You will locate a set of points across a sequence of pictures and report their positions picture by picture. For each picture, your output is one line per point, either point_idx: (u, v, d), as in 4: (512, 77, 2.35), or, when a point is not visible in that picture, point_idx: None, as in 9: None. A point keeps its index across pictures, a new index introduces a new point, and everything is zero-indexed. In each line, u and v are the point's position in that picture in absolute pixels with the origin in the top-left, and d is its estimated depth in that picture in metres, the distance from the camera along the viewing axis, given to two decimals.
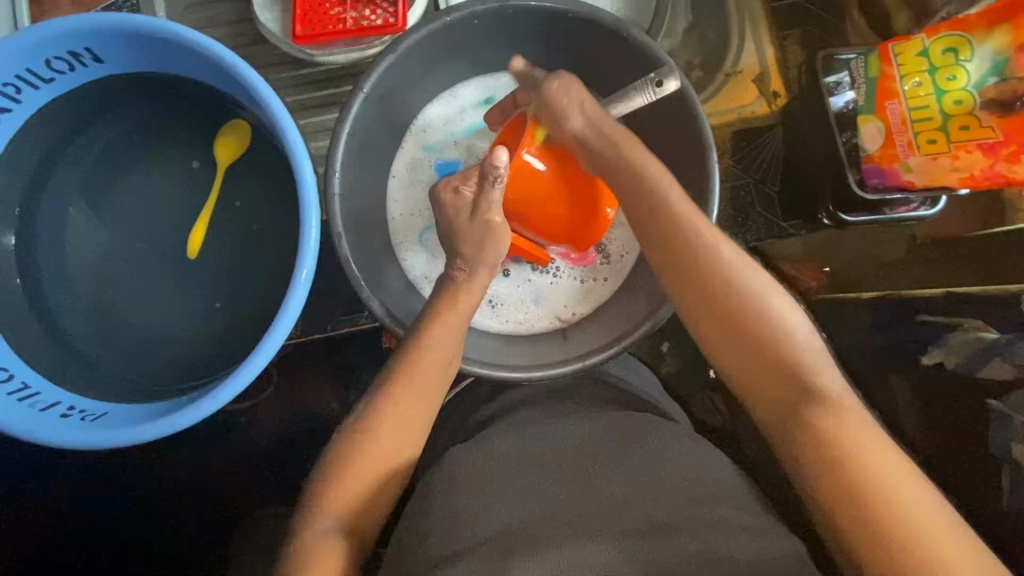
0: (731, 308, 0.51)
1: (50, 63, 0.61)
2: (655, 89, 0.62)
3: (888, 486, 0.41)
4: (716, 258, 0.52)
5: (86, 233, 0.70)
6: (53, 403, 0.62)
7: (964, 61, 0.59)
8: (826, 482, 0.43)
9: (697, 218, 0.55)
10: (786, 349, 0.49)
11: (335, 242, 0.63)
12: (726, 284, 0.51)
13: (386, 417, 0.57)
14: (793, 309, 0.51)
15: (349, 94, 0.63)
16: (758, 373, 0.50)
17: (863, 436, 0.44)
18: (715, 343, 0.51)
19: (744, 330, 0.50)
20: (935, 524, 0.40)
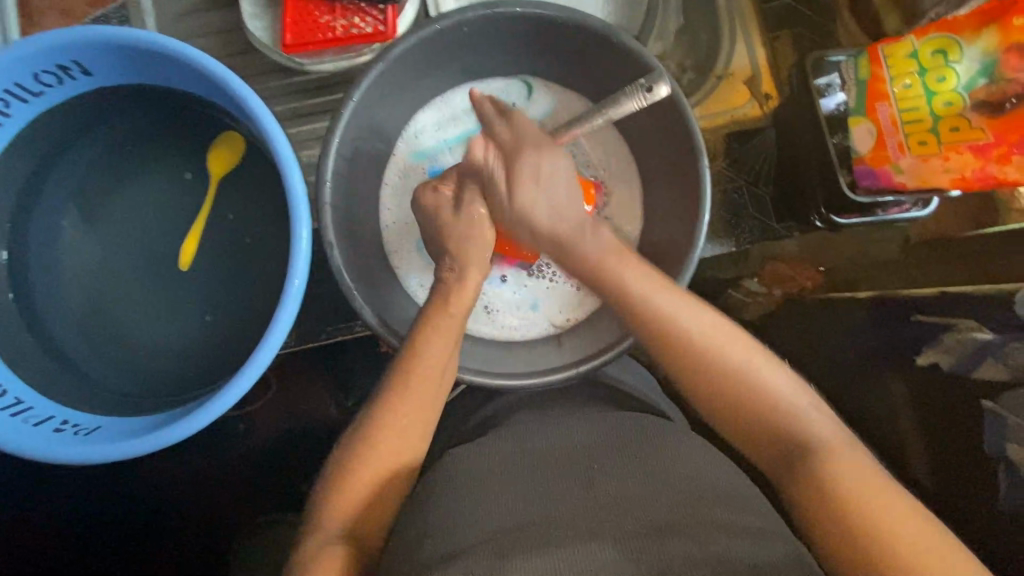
0: (713, 385, 0.54)
1: (38, 77, 0.61)
2: (646, 94, 0.62)
3: (886, 524, 0.45)
4: (692, 333, 0.55)
5: (78, 246, 0.69)
6: (47, 418, 0.62)
7: (954, 62, 0.60)
8: (830, 530, 0.46)
9: (654, 293, 0.56)
10: (772, 408, 0.53)
11: (327, 252, 0.63)
12: (707, 360, 0.55)
13: (385, 425, 0.57)
14: (773, 368, 0.55)
15: (339, 103, 0.63)
16: (754, 437, 0.54)
17: (856, 482, 0.47)
18: (712, 412, 0.55)
19: (732, 402, 0.54)
20: (935, 559, 0.42)
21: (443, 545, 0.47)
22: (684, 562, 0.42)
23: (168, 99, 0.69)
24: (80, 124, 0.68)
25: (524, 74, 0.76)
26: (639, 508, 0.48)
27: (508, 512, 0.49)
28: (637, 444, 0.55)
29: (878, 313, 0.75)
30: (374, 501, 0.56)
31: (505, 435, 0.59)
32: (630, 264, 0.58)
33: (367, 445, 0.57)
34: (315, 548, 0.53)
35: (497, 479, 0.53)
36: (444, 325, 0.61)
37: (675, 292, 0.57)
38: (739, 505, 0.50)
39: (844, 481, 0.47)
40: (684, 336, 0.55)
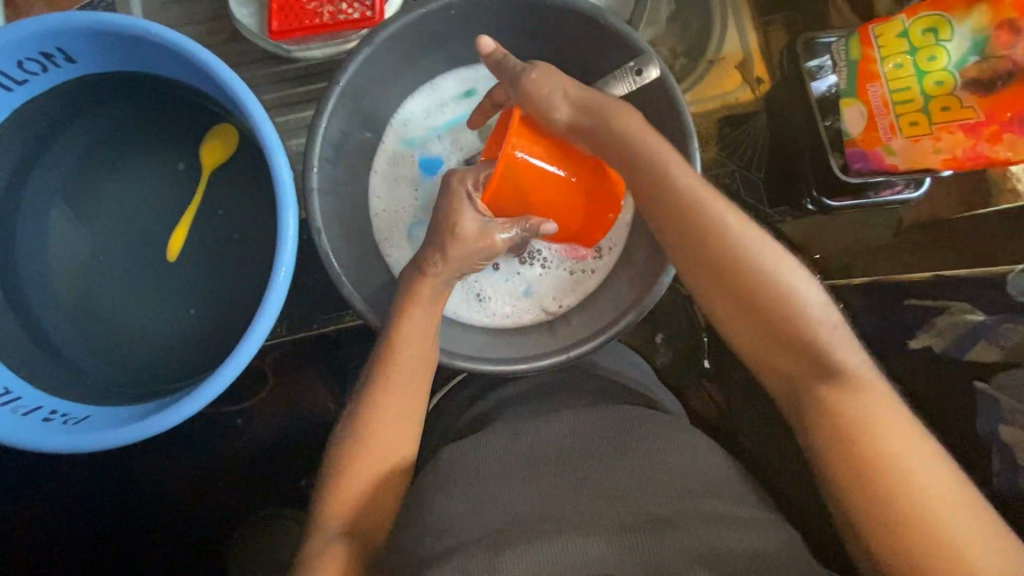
0: (743, 292, 0.51)
1: (22, 64, 0.60)
2: (635, 78, 0.62)
3: (895, 460, 0.44)
4: (728, 232, 0.52)
5: (68, 237, 0.69)
6: (35, 408, 0.61)
7: (944, 41, 0.59)
8: (845, 462, 0.45)
9: (707, 205, 0.53)
10: (803, 323, 0.49)
11: (315, 238, 0.62)
12: (740, 266, 0.51)
13: (371, 423, 0.57)
14: (809, 284, 0.51)
15: (325, 89, 0.62)
16: (777, 345, 0.50)
17: (880, 416, 0.46)
18: (734, 323, 0.52)
19: (762, 311, 0.50)
20: (944, 496, 0.42)
21: (439, 542, 0.47)
22: (677, 559, 0.42)
23: (154, 88, 0.68)
24: (66, 112, 0.68)
25: (513, 59, 0.76)
26: (633, 504, 0.48)
27: (500, 509, 0.49)
28: (627, 439, 0.55)
29: (872, 302, 0.75)
30: (377, 491, 0.56)
31: (497, 427, 0.59)
32: (675, 166, 0.56)
33: (356, 442, 0.57)
34: (319, 546, 0.53)
35: (488, 473, 0.52)
36: (424, 316, 0.60)
37: (720, 198, 0.54)
38: (735, 496, 0.50)
39: (866, 413, 0.46)
40: (728, 241, 0.52)
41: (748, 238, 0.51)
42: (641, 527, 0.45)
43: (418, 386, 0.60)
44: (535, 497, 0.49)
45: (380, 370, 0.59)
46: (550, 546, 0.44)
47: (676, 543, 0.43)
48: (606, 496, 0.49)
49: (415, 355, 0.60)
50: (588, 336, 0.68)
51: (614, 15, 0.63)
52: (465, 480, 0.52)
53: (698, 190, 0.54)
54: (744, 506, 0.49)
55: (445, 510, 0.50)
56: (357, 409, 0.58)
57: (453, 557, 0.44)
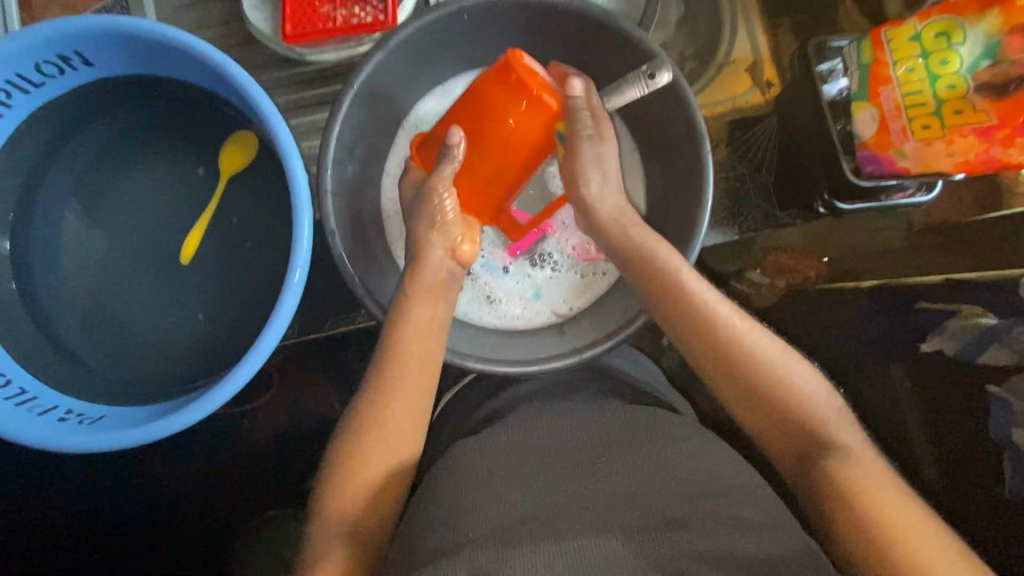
0: (748, 375, 0.55)
1: (40, 67, 0.61)
2: (647, 82, 0.61)
3: (894, 523, 0.45)
4: (731, 321, 0.57)
5: (84, 237, 0.70)
6: (51, 408, 0.62)
7: (957, 45, 0.59)
8: (845, 526, 0.47)
9: (710, 299, 0.58)
10: (799, 406, 0.54)
11: (328, 238, 0.63)
12: (747, 349, 0.56)
13: (386, 395, 0.58)
14: (807, 373, 0.56)
15: (339, 92, 0.63)
16: (780, 434, 0.54)
17: (871, 486, 0.48)
18: (740, 409, 0.56)
19: (767, 399, 0.54)
20: (936, 553, 0.43)
21: (447, 537, 0.47)
22: (695, 561, 0.42)
23: (169, 91, 0.69)
24: (82, 115, 0.68)
25: None
26: (642, 505, 0.47)
27: (508, 505, 0.49)
28: (643, 434, 0.55)
29: (879, 301, 0.75)
30: (376, 498, 0.56)
31: (510, 424, 0.59)
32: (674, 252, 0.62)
33: (359, 442, 0.57)
34: (321, 547, 0.54)
35: (499, 474, 0.52)
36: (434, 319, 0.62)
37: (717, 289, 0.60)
38: (749, 499, 0.50)
39: (856, 480, 0.48)
40: (727, 329, 0.56)
41: (747, 328, 0.57)
42: (658, 529, 0.45)
43: (425, 384, 0.59)
44: (549, 498, 0.49)
45: (390, 353, 0.59)
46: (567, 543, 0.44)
47: (687, 544, 0.43)
48: (620, 497, 0.49)
49: (425, 354, 0.60)
50: (598, 337, 0.68)
51: (627, 19, 0.64)
52: (475, 476, 0.52)
53: (696, 281, 0.60)
54: (755, 507, 0.49)
55: (457, 509, 0.49)
56: (361, 408, 0.58)
57: (460, 552, 0.44)
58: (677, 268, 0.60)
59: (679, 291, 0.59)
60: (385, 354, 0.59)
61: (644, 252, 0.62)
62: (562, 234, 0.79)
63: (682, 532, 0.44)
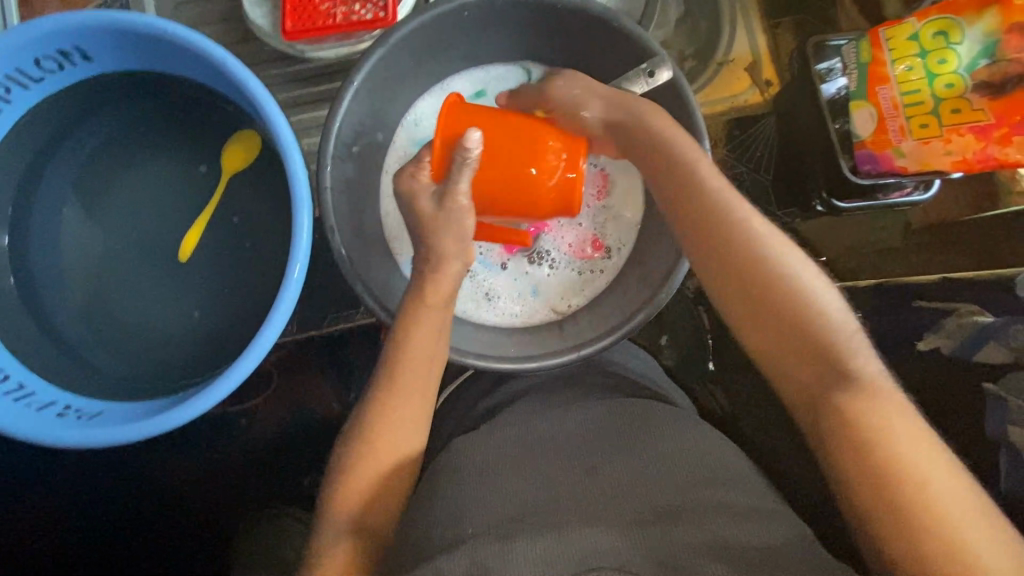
0: (772, 297, 0.50)
1: (40, 61, 0.61)
2: (647, 79, 0.65)
3: (914, 472, 0.42)
4: (751, 238, 0.53)
5: (83, 234, 0.70)
6: (49, 403, 0.62)
7: (955, 44, 0.59)
8: (863, 473, 0.43)
9: (744, 223, 0.53)
10: (825, 330, 0.49)
11: (328, 235, 0.63)
12: (772, 269, 0.51)
13: (391, 403, 0.58)
14: (834, 297, 0.51)
15: (339, 89, 0.63)
16: (797, 357, 0.49)
17: (899, 427, 0.44)
18: (749, 327, 0.52)
19: (790, 317, 0.49)
20: (962, 509, 0.40)
21: (449, 531, 0.47)
22: (698, 552, 0.42)
23: (170, 87, 0.69)
24: (81, 111, 0.68)
25: (523, 60, 0.76)
26: (644, 500, 0.47)
27: (509, 499, 0.49)
28: (643, 430, 0.55)
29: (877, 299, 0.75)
30: (385, 493, 0.57)
31: (509, 422, 0.59)
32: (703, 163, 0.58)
33: (368, 439, 0.57)
34: (327, 541, 0.54)
35: (499, 469, 0.52)
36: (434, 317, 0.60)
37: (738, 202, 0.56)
38: (750, 489, 0.50)
39: (885, 421, 0.44)
40: (742, 246, 0.52)
41: (771, 245, 0.52)
42: (659, 521, 0.45)
43: (428, 379, 0.60)
44: (548, 492, 0.49)
45: (389, 363, 0.59)
46: (568, 534, 0.43)
47: (690, 537, 0.43)
48: (620, 490, 0.49)
49: (427, 351, 0.60)
50: (596, 334, 0.69)
51: (627, 17, 0.64)
52: (477, 472, 0.52)
53: (723, 195, 0.56)
54: (757, 502, 0.49)
55: (457, 504, 0.49)
56: (369, 404, 0.59)
57: (461, 547, 0.44)
58: (703, 182, 0.57)
59: (724, 222, 0.55)
60: (393, 349, 0.60)
61: (681, 168, 0.58)
62: (558, 232, 0.78)
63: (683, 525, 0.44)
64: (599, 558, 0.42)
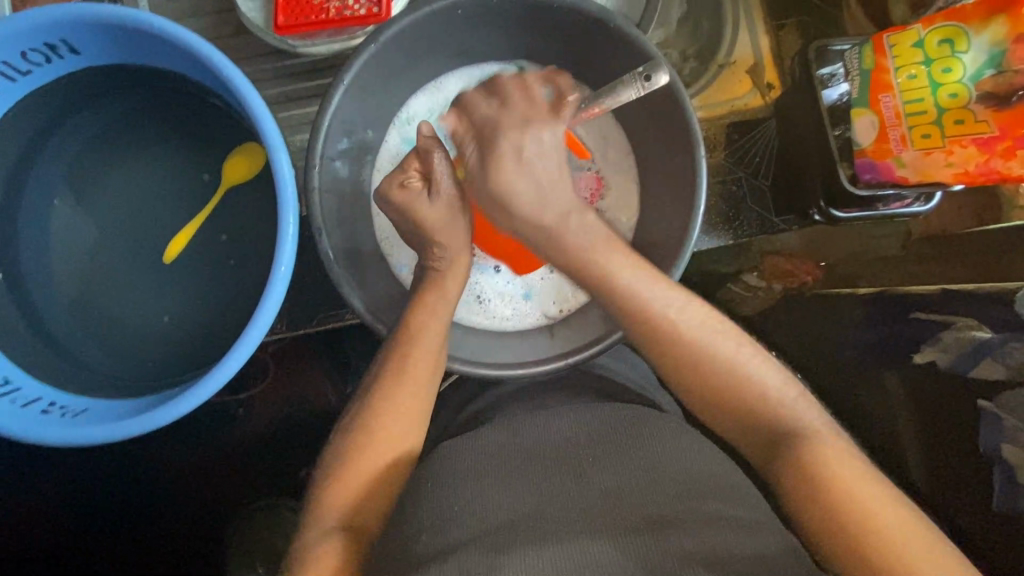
0: (709, 371, 0.54)
1: (26, 55, 0.60)
2: (644, 83, 0.59)
3: (867, 513, 0.44)
4: (669, 303, 0.55)
5: (72, 228, 0.69)
6: (34, 399, 0.62)
7: (960, 53, 0.58)
8: (814, 512, 0.46)
9: (681, 296, 0.56)
10: (760, 392, 0.53)
11: (315, 236, 0.62)
12: (689, 338, 0.54)
13: (389, 402, 0.58)
14: (762, 358, 0.55)
15: (329, 86, 0.62)
16: (738, 417, 0.53)
17: (841, 467, 0.47)
18: (690, 387, 0.55)
19: (732, 393, 0.53)
20: (915, 539, 0.42)
21: (436, 542, 0.47)
22: (684, 566, 0.41)
23: (160, 82, 0.68)
24: (70, 105, 0.68)
25: (519, 59, 0.74)
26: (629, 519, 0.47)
27: (497, 512, 0.48)
28: (631, 436, 0.54)
29: (876, 310, 0.74)
30: (383, 487, 0.57)
31: (490, 429, 0.58)
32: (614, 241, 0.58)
33: (369, 431, 0.57)
34: (316, 537, 0.53)
35: (493, 477, 0.52)
36: (438, 309, 0.63)
37: (637, 264, 0.57)
38: (737, 499, 0.49)
39: (834, 467, 0.47)
40: (667, 314, 0.55)
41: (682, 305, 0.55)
42: (646, 529, 0.45)
43: (432, 373, 0.60)
44: (540, 503, 0.49)
45: (392, 360, 0.60)
46: (557, 554, 0.43)
47: (677, 548, 0.43)
48: (608, 497, 0.49)
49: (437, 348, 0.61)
50: (587, 340, 0.68)
51: (625, 19, 0.62)
52: (465, 480, 0.52)
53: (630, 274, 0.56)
54: (746, 509, 0.49)
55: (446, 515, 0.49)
56: (372, 393, 0.59)
57: (448, 560, 0.44)
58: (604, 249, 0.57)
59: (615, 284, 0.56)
60: (402, 341, 0.60)
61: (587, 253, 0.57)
62: None
63: (668, 531, 0.44)
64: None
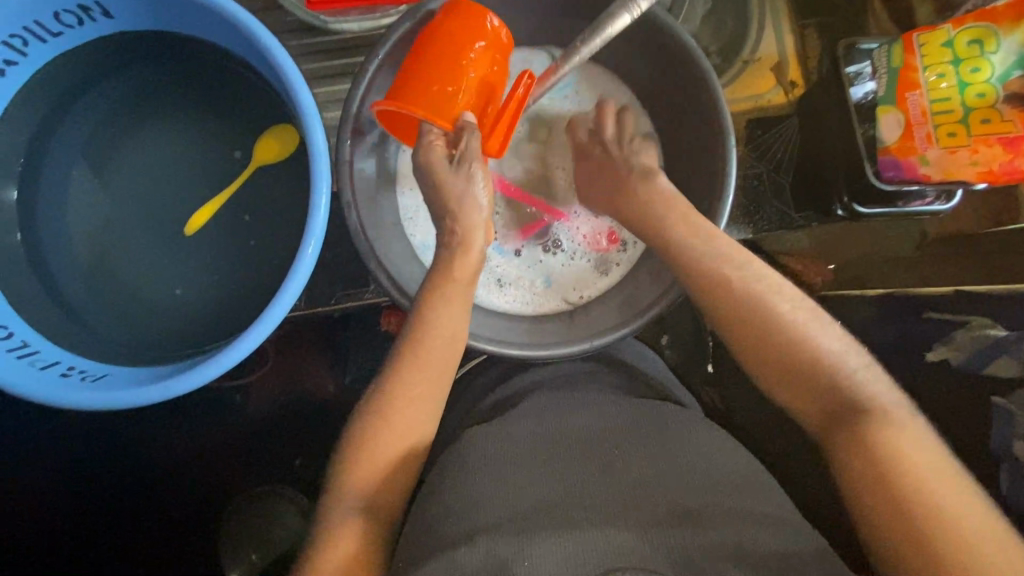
0: (776, 339, 0.54)
1: (59, 16, 0.61)
2: (633, 7, 0.59)
3: (926, 490, 0.45)
4: (733, 275, 0.58)
5: (91, 195, 0.69)
6: (53, 362, 0.61)
7: (989, 53, 0.60)
8: (873, 485, 0.46)
9: (747, 265, 0.58)
10: (825, 360, 0.53)
11: (346, 211, 0.62)
12: (759, 304, 0.56)
13: (401, 392, 0.57)
14: (826, 328, 0.55)
15: (365, 61, 0.61)
16: (798, 385, 0.54)
17: (901, 442, 0.47)
18: (752, 352, 0.56)
19: (797, 357, 0.53)
20: (977, 518, 0.43)
21: (461, 523, 0.47)
22: (714, 560, 0.42)
23: (190, 54, 0.68)
24: (97, 69, 0.67)
25: (549, 45, 0.75)
26: (658, 501, 0.47)
27: (524, 495, 0.49)
28: (656, 429, 0.54)
29: (888, 307, 0.76)
30: (400, 468, 0.56)
31: (513, 415, 0.59)
32: (691, 214, 0.63)
33: (383, 415, 0.56)
34: (338, 520, 0.53)
35: (519, 464, 0.52)
36: (452, 296, 0.60)
37: (715, 231, 0.61)
38: (761, 495, 0.49)
39: (906, 454, 0.46)
40: (732, 282, 0.57)
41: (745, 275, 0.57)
42: (673, 519, 0.45)
43: (448, 360, 0.59)
44: (566, 486, 0.49)
45: (409, 341, 0.59)
46: (584, 534, 0.43)
47: (703, 537, 0.43)
48: (634, 484, 0.49)
49: (449, 331, 0.59)
50: (609, 325, 0.67)
51: (659, 6, 0.63)
52: (492, 465, 0.52)
53: (711, 241, 0.60)
54: (771, 505, 0.49)
55: (470, 496, 0.49)
56: (383, 385, 0.58)
57: (476, 541, 0.44)
58: (688, 218, 0.62)
59: (689, 253, 0.60)
60: (415, 324, 0.59)
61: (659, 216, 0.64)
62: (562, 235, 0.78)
63: (696, 525, 0.44)
64: (617, 560, 0.40)
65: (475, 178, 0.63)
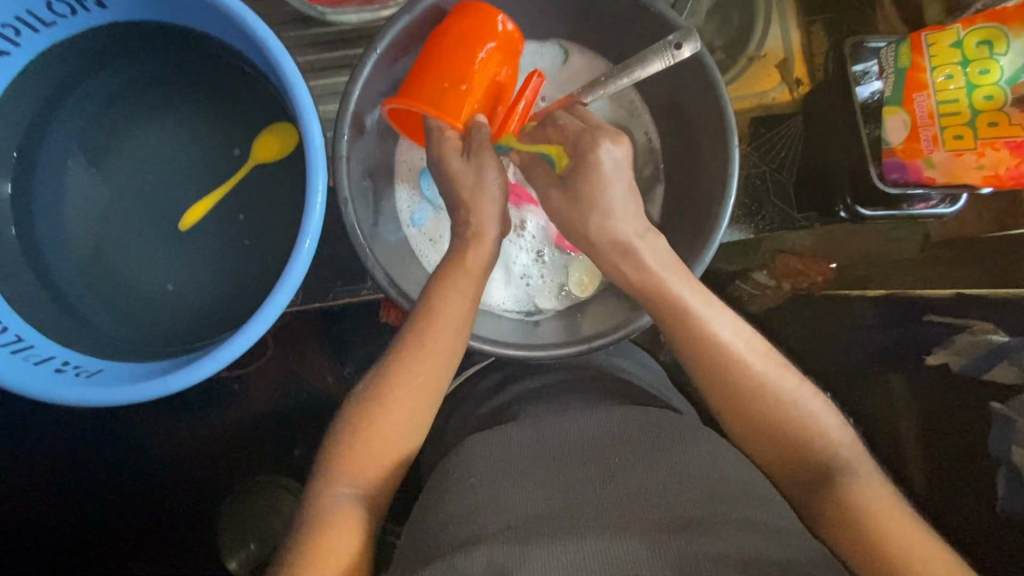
0: (747, 392, 0.55)
1: (51, 6, 0.60)
2: (673, 52, 0.59)
3: (906, 552, 0.46)
4: (715, 336, 0.56)
5: (86, 188, 0.68)
6: (47, 358, 0.61)
7: (999, 55, 0.59)
8: (855, 548, 0.48)
9: (730, 322, 0.57)
10: (799, 424, 0.54)
11: (341, 208, 0.61)
12: (737, 366, 0.55)
13: (393, 390, 0.57)
14: (800, 387, 0.56)
15: (362, 55, 0.60)
16: (772, 446, 0.55)
17: (876, 503, 0.49)
18: (728, 413, 0.56)
19: (770, 419, 0.55)
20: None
21: (460, 530, 0.47)
22: (710, 562, 0.41)
23: (185, 45, 0.67)
24: (92, 60, 0.66)
25: (559, 38, 0.74)
26: (657, 508, 0.46)
27: (522, 503, 0.49)
28: (655, 438, 0.54)
29: (886, 312, 0.75)
30: (393, 466, 0.56)
31: (511, 423, 0.59)
32: (681, 274, 0.58)
33: (379, 407, 0.56)
34: (326, 511, 0.52)
35: (516, 472, 0.52)
36: (462, 288, 0.60)
37: (704, 292, 0.58)
38: (761, 504, 0.48)
39: (879, 516, 0.48)
40: (713, 342, 0.56)
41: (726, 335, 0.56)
42: (672, 527, 0.44)
43: (446, 357, 0.58)
44: (564, 495, 0.49)
45: (411, 334, 0.58)
46: (583, 543, 0.43)
47: (701, 545, 0.42)
48: (633, 493, 0.48)
49: (456, 329, 0.59)
50: (603, 328, 0.65)
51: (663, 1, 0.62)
52: (491, 473, 0.52)
53: (693, 298, 0.57)
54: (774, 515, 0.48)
55: (469, 502, 0.49)
56: (380, 374, 0.58)
57: (475, 547, 0.44)
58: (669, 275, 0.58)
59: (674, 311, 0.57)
60: (421, 315, 0.58)
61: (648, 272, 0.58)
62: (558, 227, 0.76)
63: (695, 529, 0.44)
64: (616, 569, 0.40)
65: (486, 169, 0.62)
